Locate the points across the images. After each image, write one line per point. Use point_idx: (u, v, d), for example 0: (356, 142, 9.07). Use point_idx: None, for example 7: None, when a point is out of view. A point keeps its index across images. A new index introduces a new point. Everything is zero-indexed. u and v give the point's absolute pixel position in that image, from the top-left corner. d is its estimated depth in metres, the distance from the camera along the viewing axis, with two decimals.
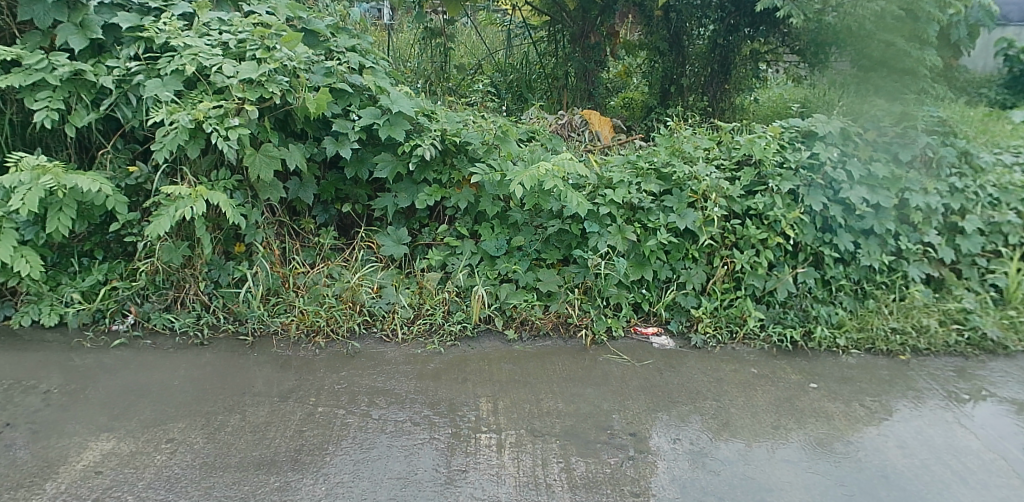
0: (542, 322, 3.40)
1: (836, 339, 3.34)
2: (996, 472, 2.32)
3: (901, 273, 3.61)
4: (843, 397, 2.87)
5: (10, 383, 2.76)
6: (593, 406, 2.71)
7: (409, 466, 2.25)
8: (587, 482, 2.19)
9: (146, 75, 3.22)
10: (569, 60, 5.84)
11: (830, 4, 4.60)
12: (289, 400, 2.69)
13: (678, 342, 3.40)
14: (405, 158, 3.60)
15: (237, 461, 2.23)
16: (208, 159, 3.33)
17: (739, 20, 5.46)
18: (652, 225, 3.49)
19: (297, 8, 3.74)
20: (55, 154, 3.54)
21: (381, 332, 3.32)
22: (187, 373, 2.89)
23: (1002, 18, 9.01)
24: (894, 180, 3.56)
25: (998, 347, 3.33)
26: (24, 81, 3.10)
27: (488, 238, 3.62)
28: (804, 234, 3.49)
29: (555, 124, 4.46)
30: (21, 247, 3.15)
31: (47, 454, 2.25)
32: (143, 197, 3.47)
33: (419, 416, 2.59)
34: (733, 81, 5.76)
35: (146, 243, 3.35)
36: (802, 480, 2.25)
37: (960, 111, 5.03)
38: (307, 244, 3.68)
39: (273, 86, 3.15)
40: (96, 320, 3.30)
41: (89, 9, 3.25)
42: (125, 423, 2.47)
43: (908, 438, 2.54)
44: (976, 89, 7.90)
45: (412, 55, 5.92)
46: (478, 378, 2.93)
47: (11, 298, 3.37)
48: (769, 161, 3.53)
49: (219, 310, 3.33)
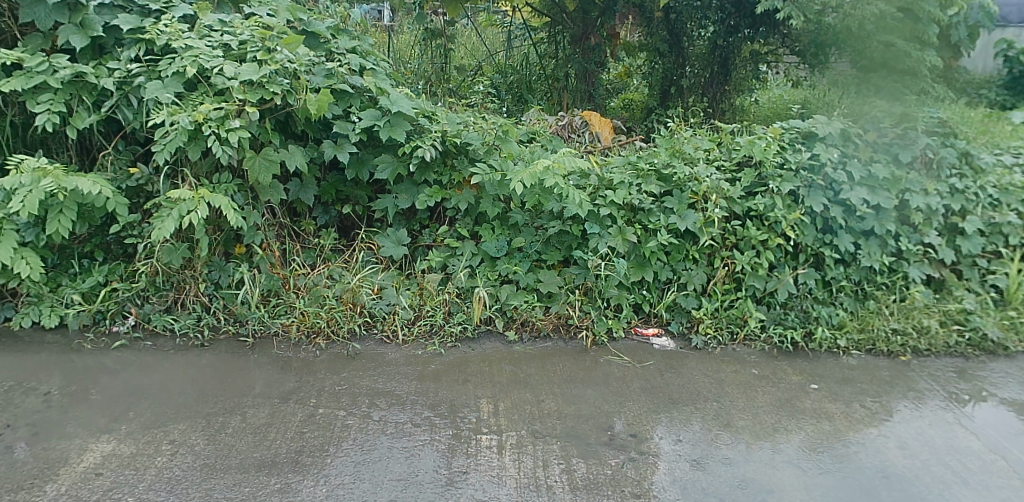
0: (542, 323, 3.40)
1: (837, 340, 3.34)
2: (997, 473, 2.32)
3: (902, 274, 3.61)
4: (844, 398, 2.87)
5: (10, 384, 2.76)
6: (594, 407, 2.71)
7: (409, 468, 2.24)
8: (588, 483, 2.19)
9: (147, 76, 3.22)
10: (569, 62, 5.84)
11: (830, 6, 4.53)
12: (290, 401, 2.69)
13: (678, 344, 3.40)
14: (405, 159, 3.60)
15: (237, 463, 2.23)
16: (208, 161, 3.32)
17: (739, 21, 5.46)
18: (652, 226, 3.49)
19: (298, 10, 3.75)
20: (56, 156, 3.55)
21: (381, 333, 3.32)
22: (188, 374, 2.89)
23: (1001, 19, 9.03)
24: (895, 181, 3.56)
25: (999, 347, 3.33)
26: (26, 84, 3.10)
27: (489, 239, 3.63)
28: (804, 236, 3.49)
29: (555, 126, 4.47)
30: (21, 248, 3.15)
31: (47, 456, 2.25)
32: (144, 199, 3.47)
33: (420, 418, 2.58)
34: (733, 82, 5.76)
35: (146, 244, 3.35)
36: (803, 481, 2.25)
37: (960, 112, 5.04)
38: (307, 246, 3.67)
39: (273, 88, 3.15)
40: (96, 322, 3.30)
41: (89, 10, 3.25)
42: (125, 425, 2.46)
43: (909, 438, 2.54)
44: (976, 89, 7.91)
45: (412, 56, 5.92)
46: (479, 379, 2.93)
47: (11, 299, 3.37)
48: (769, 162, 3.53)
49: (219, 311, 3.33)
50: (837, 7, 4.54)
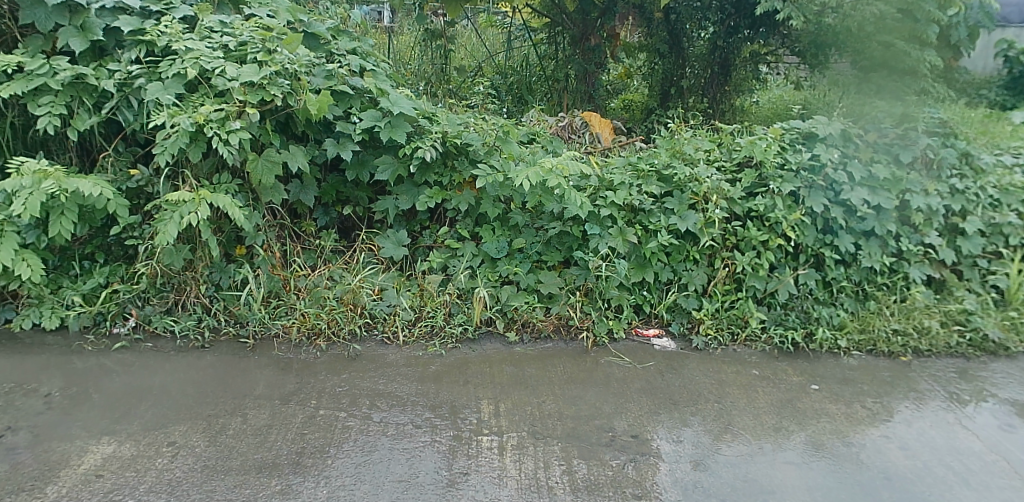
0: (543, 324, 3.40)
1: (837, 341, 3.34)
2: (998, 473, 2.32)
3: (903, 275, 3.61)
4: (845, 399, 2.86)
5: (11, 386, 2.76)
6: (595, 408, 2.71)
7: (410, 469, 2.24)
8: (589, 484, 2.19)
9: (147, 78, 3.22)
10: (569, 63, 5.83)
11: (830, 7, 4.54)
12: (290, 402, 2.69)
13: (679, 344, 3.40)
14: (406, 160, 3.61)
15: (238, 465, 2.23)
16: (209, 162, 3.32)
17: (739, 21, 5.47)
18: (653, 227, 3.49)
19: (298, 11, 3.75)
20: (56, 158, 3.55)
21: (381, 334, 3.32)
22: (189, 375, 2.89)
23: (1001, 19, 9.04)
24: (895, 181, 3.56)
25: (1000, 348, 3.33)
26: (26, 87, 3.11)
27: (489, 240, 3.63)
28: (805, 236, 3.49)
29: (554, 127, 4.48)
30: (21, 250, 3.14)
31: (48, 458, 2.25)
32: (145, 200, 3.47)
33: (421, 419, 2.58)
34: (733, 82, 5.79)
35: (147, 246, 3.34)
36: (804, 482, 2.25)
37: (960, 112, 5.04)
38: (307, 247, 3.67)
39: (274, 89, 3.16)
40: (97, 323, 3.30)
41: (90, 13, 3.26)
42: (126, 427, 2.46)
43: (910, 439, 2.54)
44: (976, 90, 7.92)
45: (412, 57, 5.92)
46: (480, 380, 2.93)
47: (12, 301, 3.37)
48: (770, 163, 3.54)
49: (219, 313, 3.32)
50: (838, 8, 4.54)
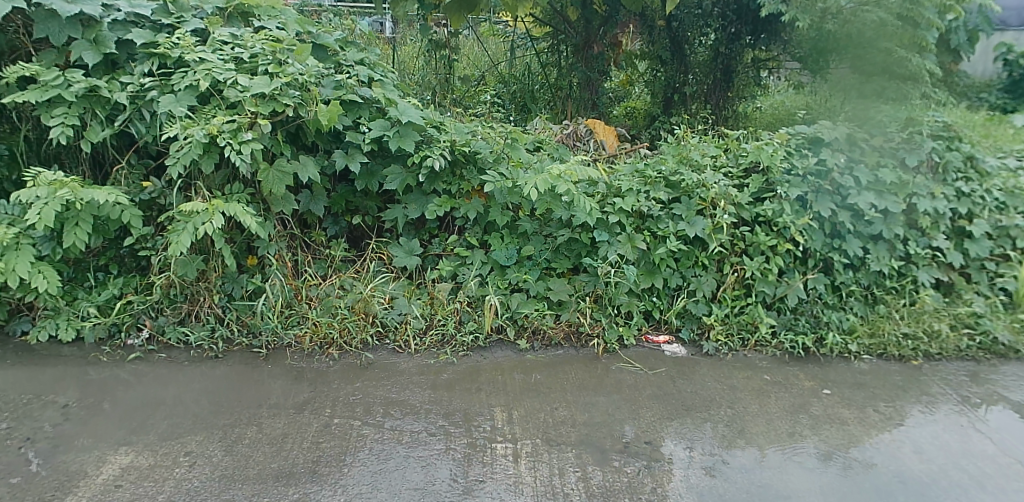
0: (554, 331, 3.41)
1: (847, 345, 3.35)
2: (1013, 476, 2.32)
3: (911, 278, 3.62)
4: (857, 404, 2.86)
5: (28, 398, 2.77)
6: (607, 415, 2.72)
7: (426, 477, 2.25)
8: (605, 490, 2.19)
9: (159, 90, 3.24)
10: (572, 70, 5.83)
11: (830, 13, 4.66)
12: (305, 411, 2.70)
13: (690, 350, 3.41)
14: (415, 170, 3.62)
15: (256, 473, 2.24)
16: (221, 174, 3.33)
17: (740, 28, 5.61)
18: (662, 233, 3.51)
19: (307, 23, 3.80)
20: (70, 171, 3.58)
21: (393, 343, 3.33)
22: (203, 385, 2.90)
23: (1000, 22, 9.10)
24: (903, 185, 3.58)
25: (1010, 350, 3.34)
26: (40, 97, 3.12)
27: (499, 248, 3.61)
28: (813, 241, 3.50)
29: (560, 134, 4.56)
30: (38, 262, 3.16)
31: (66, 468, 2.26)
32: (158, 212, 3.49)
33: (435, 427, 2.60)
34: (735, 88, 5.82)
35: (161, 257, 3.36)
36: (819, 485, 2.25)
37: (965, 116, 5.08)
38: (318, 256, 3.68)
39: (286, 100, 3.18)
40: (112, 335, 3.31)
41: (103, 27, 3.30)
42: (143, 437, 2.47)
43: (924, 443, 2.54)
44: (976, 94, 8.01)
45: (415, 67, 6.00)
46: (492, 388, 2.94)
47: (29, 312, 3.40)
48: (776, 167, 3.56)
49: (233, 323, 3.33)
50: (837, 14, 4.67)
